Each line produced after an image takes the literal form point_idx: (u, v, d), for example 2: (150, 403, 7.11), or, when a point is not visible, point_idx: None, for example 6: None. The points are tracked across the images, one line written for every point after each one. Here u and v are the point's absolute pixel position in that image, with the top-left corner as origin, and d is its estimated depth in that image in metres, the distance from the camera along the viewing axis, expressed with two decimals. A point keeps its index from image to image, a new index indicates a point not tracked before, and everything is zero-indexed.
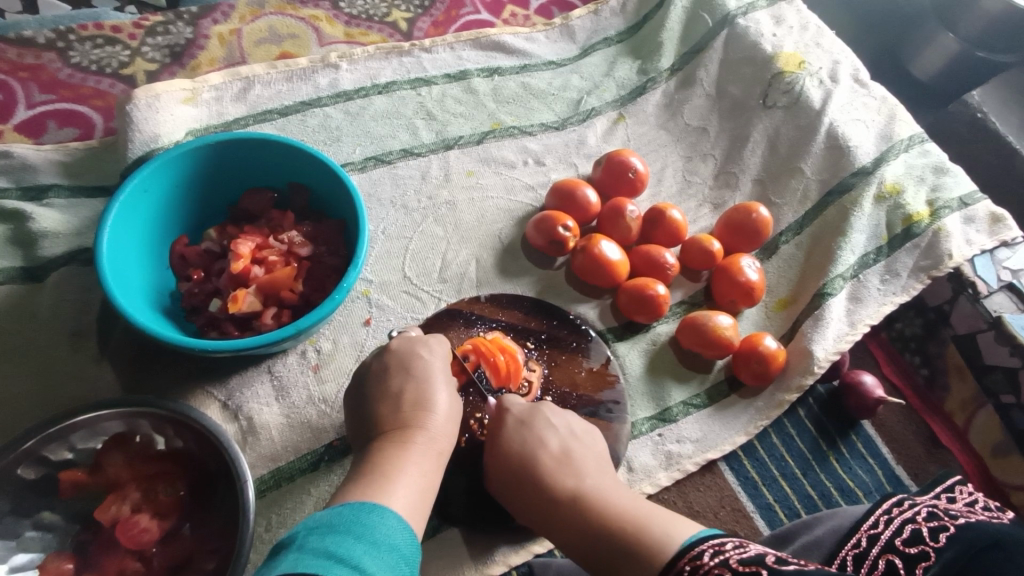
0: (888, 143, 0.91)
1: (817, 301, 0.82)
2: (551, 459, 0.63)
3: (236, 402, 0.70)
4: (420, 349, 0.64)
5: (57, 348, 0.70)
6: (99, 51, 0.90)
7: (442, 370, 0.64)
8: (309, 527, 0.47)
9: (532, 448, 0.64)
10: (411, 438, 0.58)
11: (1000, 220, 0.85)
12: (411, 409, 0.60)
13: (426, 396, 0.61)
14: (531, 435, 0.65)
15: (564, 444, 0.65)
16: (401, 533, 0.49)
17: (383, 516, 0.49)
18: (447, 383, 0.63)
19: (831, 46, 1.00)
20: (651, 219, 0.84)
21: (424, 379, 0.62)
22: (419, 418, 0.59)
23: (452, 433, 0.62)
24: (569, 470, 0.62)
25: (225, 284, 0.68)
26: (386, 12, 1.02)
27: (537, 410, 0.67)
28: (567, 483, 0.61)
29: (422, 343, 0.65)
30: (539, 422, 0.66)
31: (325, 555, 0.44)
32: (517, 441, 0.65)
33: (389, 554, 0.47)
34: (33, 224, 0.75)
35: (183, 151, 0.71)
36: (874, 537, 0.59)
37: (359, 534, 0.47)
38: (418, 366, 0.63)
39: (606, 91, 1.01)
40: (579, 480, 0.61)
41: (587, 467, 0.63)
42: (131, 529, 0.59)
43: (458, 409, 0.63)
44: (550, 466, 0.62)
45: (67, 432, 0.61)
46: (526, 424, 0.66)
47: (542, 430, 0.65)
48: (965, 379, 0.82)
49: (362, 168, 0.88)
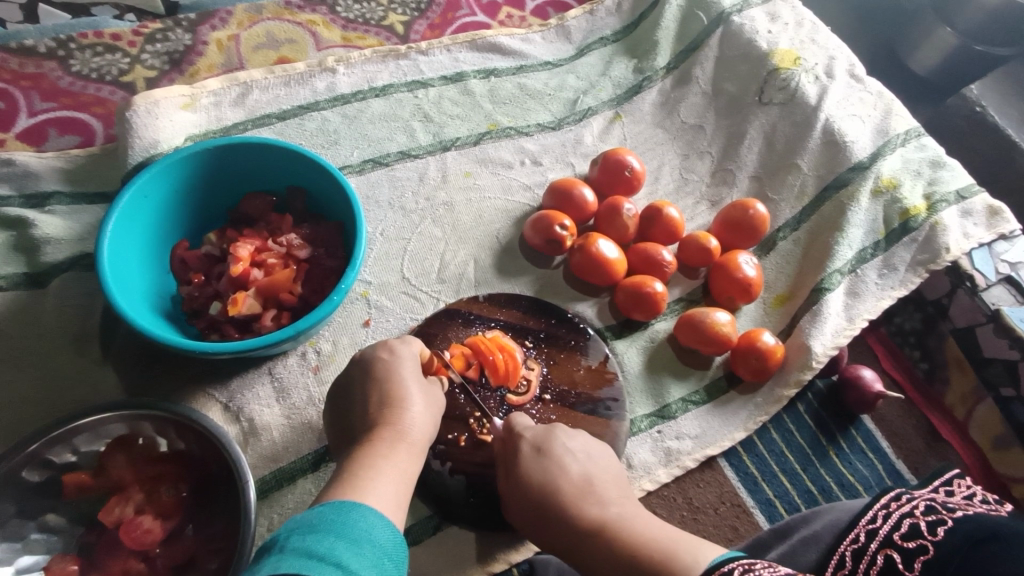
0: (884, 138, 0.92)
1: (815, 297, 0.82)
2: (572, 487, 0.62)
3: (237, 404, 0.71)
4: (383, 350, 0.64)
5: (60, 353, 0.71)
6: (100, 59, 0.91)
7: (410, 368, 0.64)
8: (291, 528, 0.48)
9: (553, 477, 0.62)
10: (379, 436, 0.59)
11: (998, 213, 0.85)
12: (378, 409, 0.61)
13: (394, 394, 0.62)
14: (549, 464, 0.63)
15: (585, 471, 0.63)
16: (381, 528, 0.50)
17: (363, 514, 0.50)
18: (417, 379, 0.64)
19: (827, 42, 1.00)
20: (647, 216, 0.84)
21: (388, 378, 0.62)
22: (388, 416, 0.60)
23: (425, 429, 0.62)
24: (592, 497, 0.61)
25: (225, 287, 0.69)
26: (382, 15, 1.02)
27: (552, 433, 0.66)
28: (591, 511, 0.60)
29: (386, 345, 0.65)
30: (556, 447, 0.64)
31: (307, 555, 0.45)
32: (537, 473, 0.63)
33: (371, 551, 0.47)
34: (35, 230, 0.75)
35: (181, 156, 0.71)
36: (872, 532, 0.58)
37: (340, 533, 0.47)
38: (381, 366, 0.63)
39: (603, 90, 1.01)
40: (603, 508, 0.60)
41: (611, 494, 0.62)
42: (135, 530, 0.60)
43: (429, 407, 0.64)
44: (571, 494, 0.61)
45: (71, 435, 0.61)
46: (544, 451, 0.64)
47: (561, 456, 0.64)
48: (964, 372, 0.82)
49: (360, 171, 0.88)
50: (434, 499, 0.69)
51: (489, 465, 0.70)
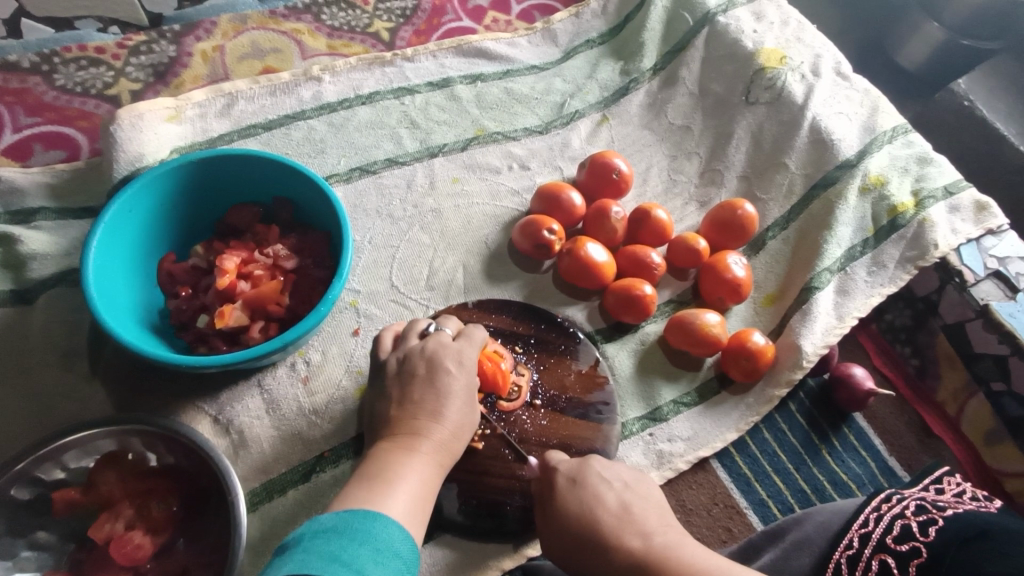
0: (871, 135, 0.92)
1: (804, 296, 0.82)
2: (610, 517, 0.60)
3: (227, 416, 0.71)
4: (438, 360, 0.61)
5: (48, 369, 0.71)
6: (84, 73, 0.90)
7: (463, 381, 0.61)
8: (315, 530, 0.48)
9: (591, 508, 0.61)
10: (417, 447, 0.57)
11: (986, 208, 0.85)
12: (423, 418, 0.58)
13: (442, 406, 0.59)
14: (585, 494, 0.62)
15: (623, 499, 0.61)
16: (402, 542, 0.49)
17: (386, 524, 0.49)
18: (468, 392, 0.61)
19: (813, 40, 1.01)
20: (636, 219, 0.84)
21: (441, 390, 0.59)
22: (426, 425, 0.58)
23: (458, 444, 0.60)
24: (634, 527, 0.59)
25: (212, 300, 0.69)
26: (367, 22, 1.02)
27: (587, 465, 0.65)
28: (633, 542, 0.57)
29: (452, 356, 0.62)
30: (591, 477, 0.63)
31: (329, 559, 0.45)
32: (573, 503, 0.62)
33: (390, 560, 0.47)
34: (21, 246, 0.75)
35: (166, 169, 0.71)
36: (865, 536, 0.58)
37: (362, 540, 0.47)
38: (443, 379, 0.60)
39: (590, 93, 1.01)
40: (646, 538, 0.57)
41: (652, 523, 0.59)
42: (125, 546, 0.60)
43: (469, 419, 0.61)
44: (611, 524, 0.59)
45: (59, 452, 0.61)
46: (578, 481, 0.63)
47: (597, 486, 0.62)
48: (955, 367, 0.82)
49: (347, 179, 0.88)
50: None
51: (480, 473, 0.69)
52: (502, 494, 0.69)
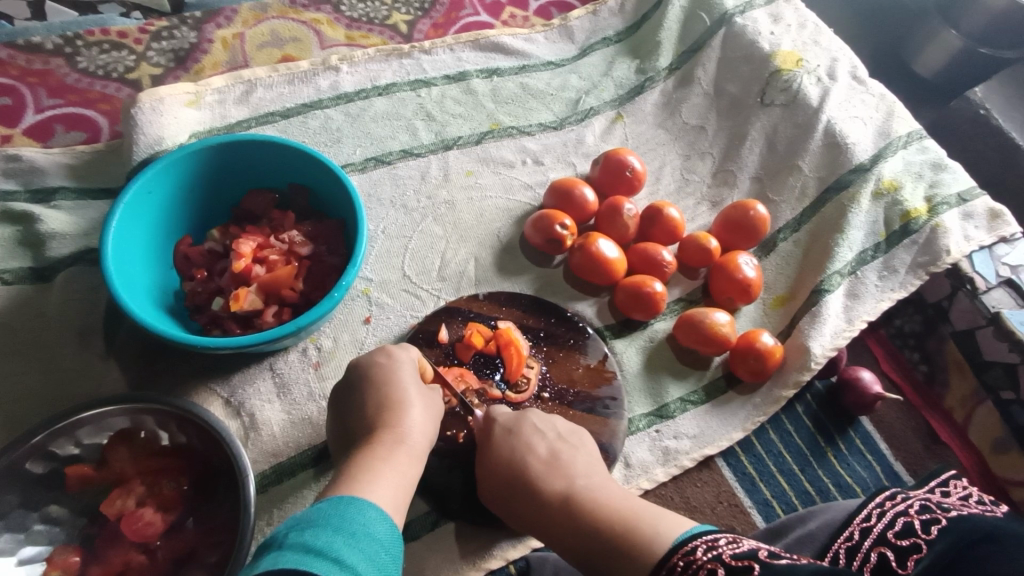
0: (886, 141, 0.92)
1: (814, 298, 0.83)
2: (540, 463, 0.64)
3: (239, 399, 0.72)
4: (379, 356, 0.64)
5: (64, 345, 0.72)
6: (106, 57, 0.91)
7: (409, 371, 0.64)
8: (290, 525, 0.48)
9: (521, 454, 0.64)
10: (379, 439, 0.59)
11: (1000, 216, 0.85)
12: (375, 412, 0.61)
13: (392, 395, 0.62)
14: (517, 442, 0.66)
15: (553, 447, 0.65)
16: (379, 523, 0.50)
17: (362, 509, 0.50)
18: (417, 383, 0.64)
19: (829, 44, 1.00)
20: (648, 217, 0.85)
21: (380, 379, 0.63)
22: (395, 418, 0.60)
23: (425, 433, 0.62)
24: (559, 472, 0.63)
25: (228, 283, 0.70)
26: (386, 14, 1.03)
27: (523, 417, 0.68)
28: (557, 484, 0.62)
29: (382, 351, 0.66)
30: (526, 427, 0.67)
31: (305, 550, 0.45)
32: (506, 450, 0.65)
33: (368, 544, 0.48)
34: (41, 225, 0.76)
35: (185, 153, 0.72)
36: (866, 529, 0.60)
37: (338, 528, 0.47)
38: (379, 371, 0.63)
39: (605, 91, 1.01)
40: (569, 481, 0.62)
41: (577, 467, 0.64)
42: (136, 523, 0.61)
43: (429, 411, 0.63)
44: (540, 470, 0.63)
45: (74, 427, 0.62)
46: (513, 431, 0.66)
47: (536, 441, 0.66)
48: (964, 375, 0.82)
49: (362, 169, 0.89)
50: (432, 495, 0.69)
51: None
52: None
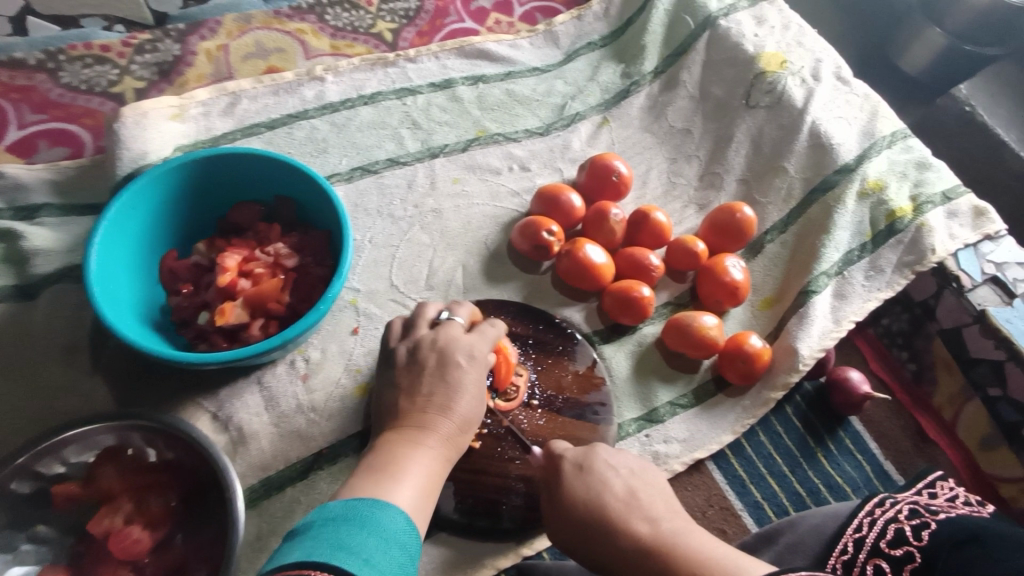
0: (870, 141, 0.92)
1: (801, 299, 0.83)
2: (617, 501, 0.59)
3: (226, 413, 0.71)
4: (461, 356, 0.61)
5: (50, 363, 0.71)
6: (88, 71, 0.91)
7: (474, 376, 0.61)
8: (324, 517, 0.48)
9: (597, 493, 0.60)
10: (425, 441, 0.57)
11: (984, 214, 0.85)
12: (432, 411, 0.58)
13: (451, 401, 0.59)
14: (592, 479, 0.61)
15: (628, 485, 0.61)
16: (407, 531, 0.49)
17: (396, 515, 0.49)
18: (477, 389, 0.61)
19: (813, 45, 1.01)
20: (635, 222, 0.85)
21: (452, 382, 0.60)
22: (432, 421, 0.58)
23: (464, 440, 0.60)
24: (640, 512, 0.57)
25: (213, 297, 0.70)
26: (370, 23, 1.03)
27: (591, 452, 0.65)
28: (642, 527, 0.56)
29: (464, 349, 0.62)
30: (598, 463, 0.63)
31: (336, 546, 0.45)
32: (580, 488, 0.61)
33: (397, 550, 0.47)
34: (25, 242, 0.76)
35: (169, 167, 0.72)
36: (858, 541, 0.58)
37: (370, 528, 0.47)
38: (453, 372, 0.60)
39: (591, 96, 1.02)
40: (654, 523, 0.56)
41: (658, 509, 0.58)
42: (123, 541, 0.60)
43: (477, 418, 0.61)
44: (619, 509, 0.58)
45: (59, 446, 0.62)
46: (585, 468, 0.63)
47: (604, 473, 0.62)
48: (951, 373, 0.82)
49: (348, 179, 0.89)
50: None
51: (476, 472, 0.70)
52: (498, 493, 0.70)
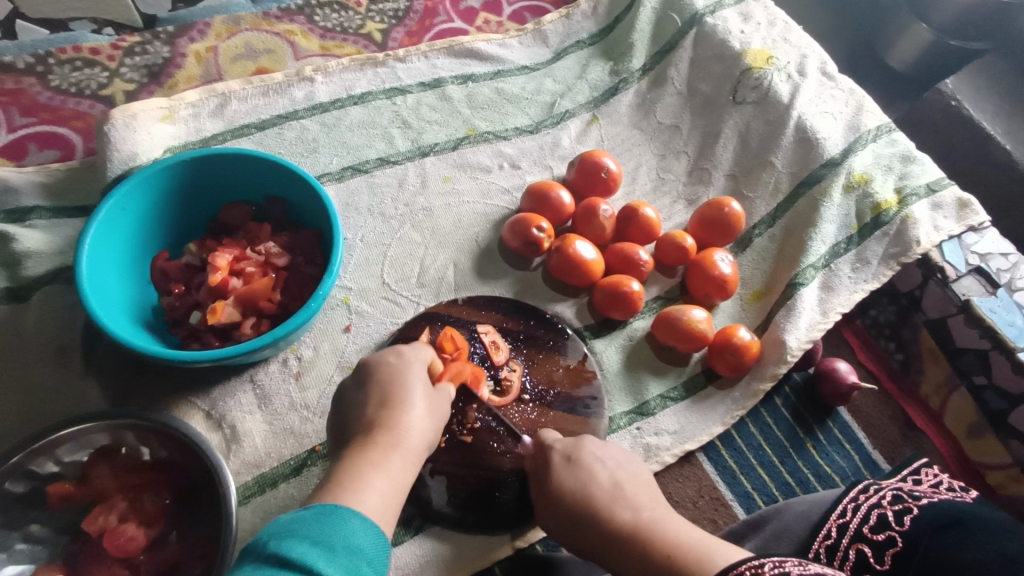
0: (856, 134, 0.93)
1: (789, 292, 0.84)
2: (603, 492, 0.61)
3: (220, 411, 0.72)
4: (389, 356, 0.64)
5: (42, 364, 0.72)
6: (78, 74, 0.92)
7: (417, 373, 0.63)
8: (274, 531, 0.48)
9: (585, 483, 0.62)
10: (377, 441, 0.57)
11: (968, 206, 0.86)
12: (377, 411, 0.60)
13: (394, 396, 0.61)
14: (580, 470, 0.63)
15: (614, 477, 0.63)
16: (364, 533, 0.50)
17: (347, 518, 0.49)
18: (423, 385, 0.63)
19: (799, 41, 1.02)
20: (624, 217, 0.86)
21: (391, 382, 0.62)
22: (383, 421, 0.59)
23: (425, 436, 0.60)
24: (624, 502, 0.60)
25: (205, 297, 0.70)
26: (360, 23, 1.03)
27: (579, 442, 0.66)
28: (624, 515, 0.59)
29: (393, 351, 0.65)
30: (585, 455, 0.65)
31: (280, 565, 0.45)
32: (569, 480, 0.63)
33: (348, 557, 0.47)
34: (16, 245, 0.76)
35: (159, 168, 0.72)
36: (842, 526, 0.59)
37: (317, 541, 0.47)
38: (385, 371, 0.62)
39: (579, 93, 1.02)
40: (636, 511, 0.59)
41: (639, 499, 0.60)
42: (118, 538, 0.61)
43: (432, 413, 0.62)
44: (605, 499, 0.60)
45: (53, 446, 0.62)
46: (573, 459, 0.64)
47: (592, 464, 0.64)
48: (938, 362, 0.83)
49: (339, 178, 0.89)
50: (414, 500, 0.69)
51: (468, 466, 0.71)
52: (489, 486, 0.70)
